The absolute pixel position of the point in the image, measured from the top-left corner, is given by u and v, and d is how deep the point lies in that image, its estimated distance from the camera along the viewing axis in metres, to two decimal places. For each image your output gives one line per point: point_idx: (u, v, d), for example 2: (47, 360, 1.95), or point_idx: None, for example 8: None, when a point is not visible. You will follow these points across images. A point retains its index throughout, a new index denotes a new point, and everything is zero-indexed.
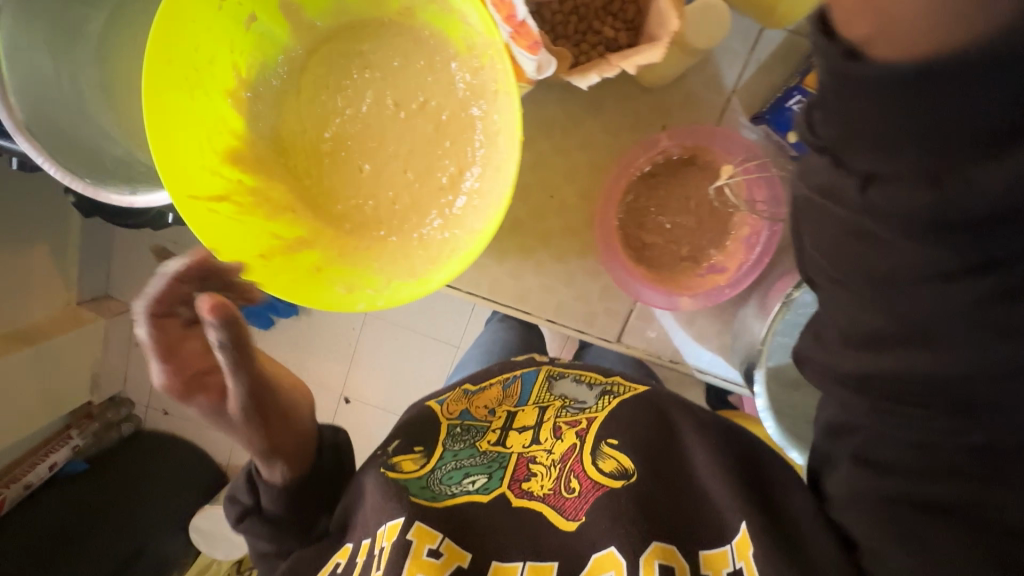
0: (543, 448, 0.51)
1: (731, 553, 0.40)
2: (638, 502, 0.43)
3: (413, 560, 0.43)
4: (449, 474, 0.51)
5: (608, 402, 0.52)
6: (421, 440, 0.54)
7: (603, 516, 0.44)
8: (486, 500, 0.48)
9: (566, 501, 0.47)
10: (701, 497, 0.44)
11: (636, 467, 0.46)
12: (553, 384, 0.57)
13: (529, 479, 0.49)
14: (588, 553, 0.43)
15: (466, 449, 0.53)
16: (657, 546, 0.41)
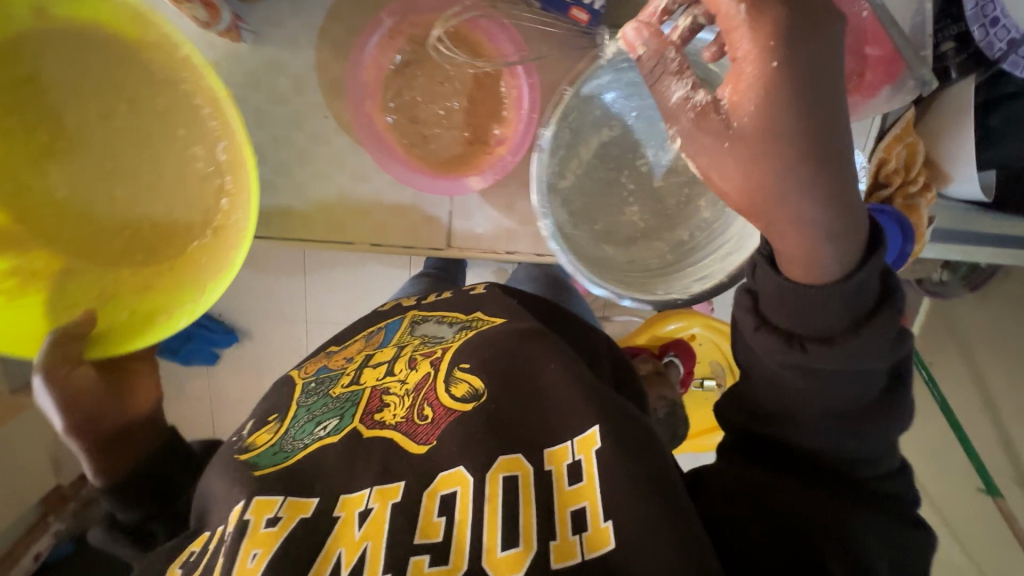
0: (397, 380, 0.58)
1: (572, 447, 0.48)
2: (482, 423, 0.50)
3: (249, 536, 0.45)
4: (302, 430, 0.56)
5: (461, 334, 0.62)
6: (277, 410, 0.60)
7: (450, 439, 0.50)
8: (335, 438, 0.54)
9: (420, 427, 0.53)
10: (533, 399, 0.53)
11: (486, 388, 0.53)
12: (416, 329, 0.66)
13: (382, 411, 0.55)
14: (436, 472, 0.48)
15: (321, 401, 0.59)
16: (501, 461, 0.48)
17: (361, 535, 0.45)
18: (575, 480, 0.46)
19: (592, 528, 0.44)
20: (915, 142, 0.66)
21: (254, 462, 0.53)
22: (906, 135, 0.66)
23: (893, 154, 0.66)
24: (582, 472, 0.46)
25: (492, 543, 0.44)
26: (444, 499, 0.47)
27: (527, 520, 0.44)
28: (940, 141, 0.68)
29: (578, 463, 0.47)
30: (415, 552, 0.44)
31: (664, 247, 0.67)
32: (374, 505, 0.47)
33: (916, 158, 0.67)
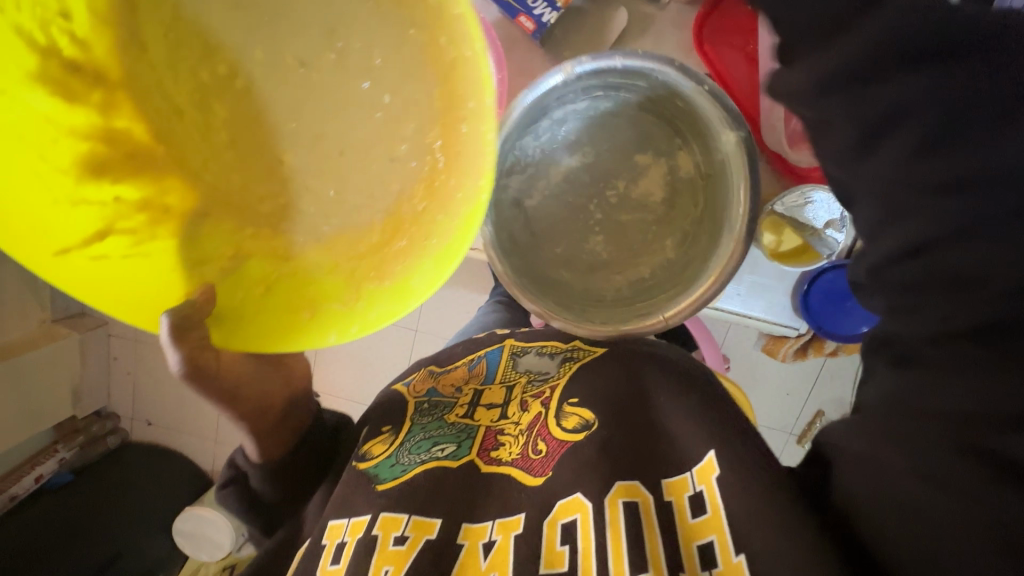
0: (510, 421, 0.65)
1: (692, 478, 0.52)
2: (597, 448, 0.58)
3: (380, 553, 0.52)
4: (417, 446, 0.63)
5: (566, 369, 0.68)
6: (390, 422, 0.66)
7: (564, 470, 0.57)
8: (457, 464, 0.61)
9: (534, 459, 0.60)
10: (644, 431, 0.60)
11: (596, 418, 0.61)
12: (517, 362, 0.72)
13: (497, 449, 0.63)
14: (554, 502, 0.55)
15: (435, 422, 0.66)
16: (617, 488, 0.53)
17: (487, 566, 0.51)
18: (700, 512, 0.49)
19: (725, 564, 0.45)
20: None
21: (374, 474, 0.60)
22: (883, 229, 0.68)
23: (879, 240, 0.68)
24: (706, 503, 0.49)
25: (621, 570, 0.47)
26: (565, 527, 0.52)
27: (654, 547, 0.49)
28: None
29: (699, 493, 0.50)
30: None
31: (622, 282, 0.61)
32: (497, 537, 0.53)
33: None
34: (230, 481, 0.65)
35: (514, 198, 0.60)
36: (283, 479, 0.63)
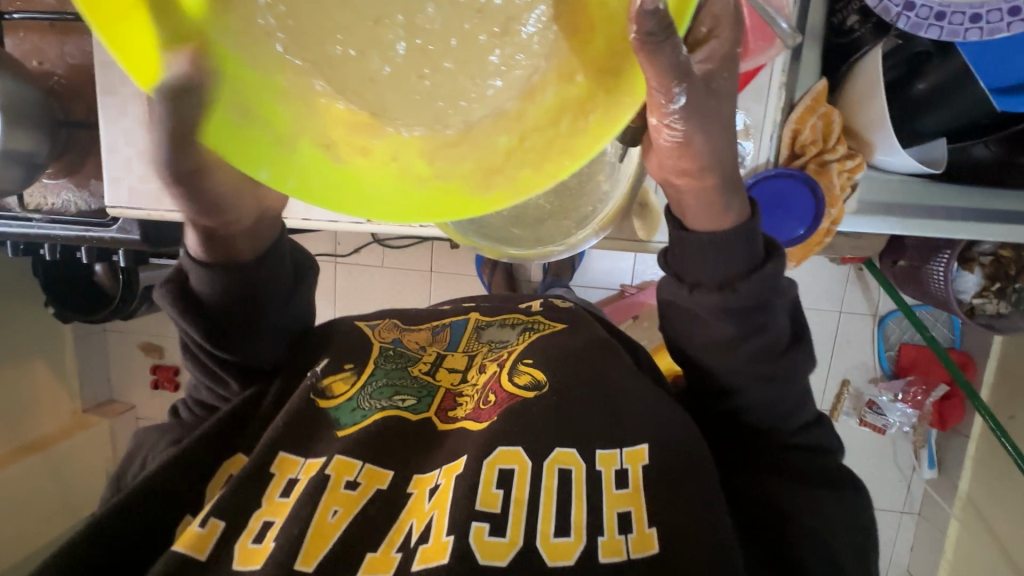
0: (470, 384, 0.68)
1: (621, 456, 0.58)
2: (546, 411, 0.60)
3: (330, 493, 0.54)
4: (377, 391, 0.65)
5: (526, 338, 0.72)
6: (352, 360, 0.67)
7: (510, 422, 0.59)
8: (415, 417, 0.64)
9: (484, 408, 0.63)
10: (597, 392, 0.63)
11: (546, 379, 0.64)
12: (480, 334, 0.76)
13: (454, 408, 0.66)
14: (495, 445, 0.57)
15: (399, 371, 0.68)
16: (556, 453, 0.57)
17: (429, 506, 0.54)
18: (623, 486, 0.56)
19: (637, 532, 0.52)
20: (829, 111, 0.59)
21: (334, 418, 0.62)
22: (817, 105, 0.59)
23: (806, 124, 0.59)
24: (629, 480, 0.56)
25: (546, 528, 0.52)
26: (503, 471, 0.55)
27: (579, 517, 0.53)
28: (857, 112, 0.61)
29: (625, 471, 0.57)
30: (475, 519, 0.51)
31: (572, 225, 0.60)
32: (442, 481, 0.56)
33: (834, 129, 0.60)
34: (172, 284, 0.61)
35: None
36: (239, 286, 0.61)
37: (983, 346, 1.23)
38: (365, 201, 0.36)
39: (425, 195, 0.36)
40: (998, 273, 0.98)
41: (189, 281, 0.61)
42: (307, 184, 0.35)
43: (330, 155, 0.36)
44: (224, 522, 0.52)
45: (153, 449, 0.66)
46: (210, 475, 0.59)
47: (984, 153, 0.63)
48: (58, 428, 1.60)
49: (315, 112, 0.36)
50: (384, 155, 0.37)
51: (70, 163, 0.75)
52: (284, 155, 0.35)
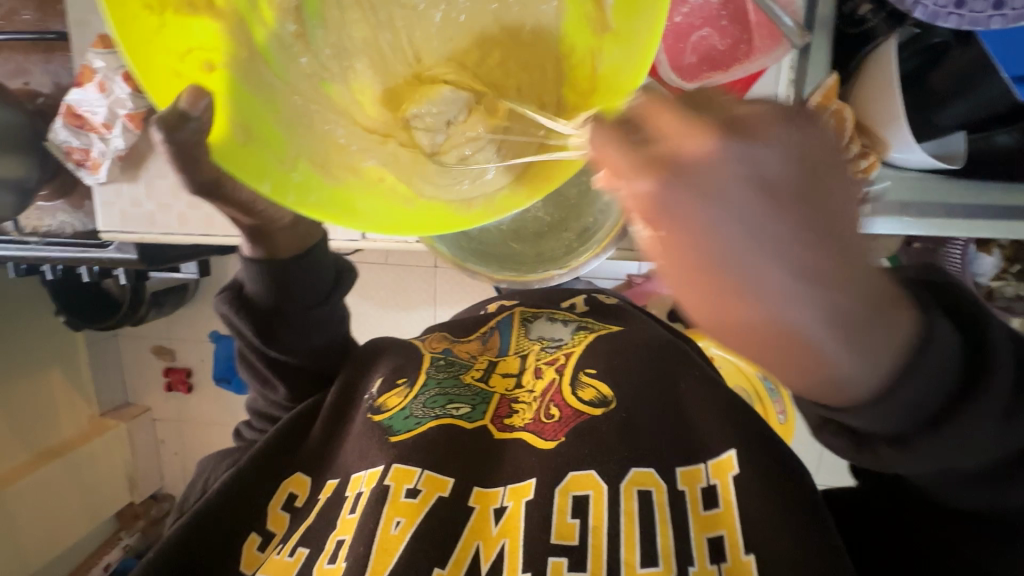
0: (526, 390, 0.64)
1: (707, 471, 0.52)
2: (615, 429, 0.55)
3: (392, 504, 0.52)
4: (430, 400, 0.62)
5: (581, 337, 0.68)
6: (406, 373, 0.65)
7: (578, 445, 0.54)
8: (471, 426, 0.60)
9: (544, 420, 0.59)
10: (666, 401, 0.59)
11: (613, 394, 0.59)
12: (530, 331, 0.72)
13: (511, 416, 0.62)
14: (566, 471, 0.53)
15: (451, 381, 0.65)
16: (634, 474, 0.52)
17: (498, 531, 0.51)
18: (712, 506, 0.50)
19: (732, 560, 0.47)
20: (840, 109, 0.55)
21: (388, 426, 0.59)
22: (830, 102, 0.55)
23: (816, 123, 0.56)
24: (718, 499, 0.50)
25: (631, 557, 0.47)
26: (577, 499, 0.51)
27: (665, 544, 0.48)
28: (871, 104, 0.57)
29: (713, 488, 0.51)
30: (552, 554, 0.47)
31: (572, 237, 0.57)
32: (509, 503, 0.52)
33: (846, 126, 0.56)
34: (226, 290, 0.64)
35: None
36: (278, 292, 0.61)
37: None
38: (361, 218, 0.39)
39: (405, 212, 0.41)
40: (1017, 255, 0.94)
41: (245, 289, 0.63)
42: (304, 200, 0.38)
43: (324, 174, 0.41)
44: (308, 550, 0.51)
45: (214, 473, 0.66)
46: (271, 495, 0.58)
47: (1006, 140, 0.59)
48: (76, 433, 1.63)
49: (338, 154, 0.43)
50: (373, 176, 0.43)
51: (62, 184, 0.74)
52: (284, 173, 0.39)
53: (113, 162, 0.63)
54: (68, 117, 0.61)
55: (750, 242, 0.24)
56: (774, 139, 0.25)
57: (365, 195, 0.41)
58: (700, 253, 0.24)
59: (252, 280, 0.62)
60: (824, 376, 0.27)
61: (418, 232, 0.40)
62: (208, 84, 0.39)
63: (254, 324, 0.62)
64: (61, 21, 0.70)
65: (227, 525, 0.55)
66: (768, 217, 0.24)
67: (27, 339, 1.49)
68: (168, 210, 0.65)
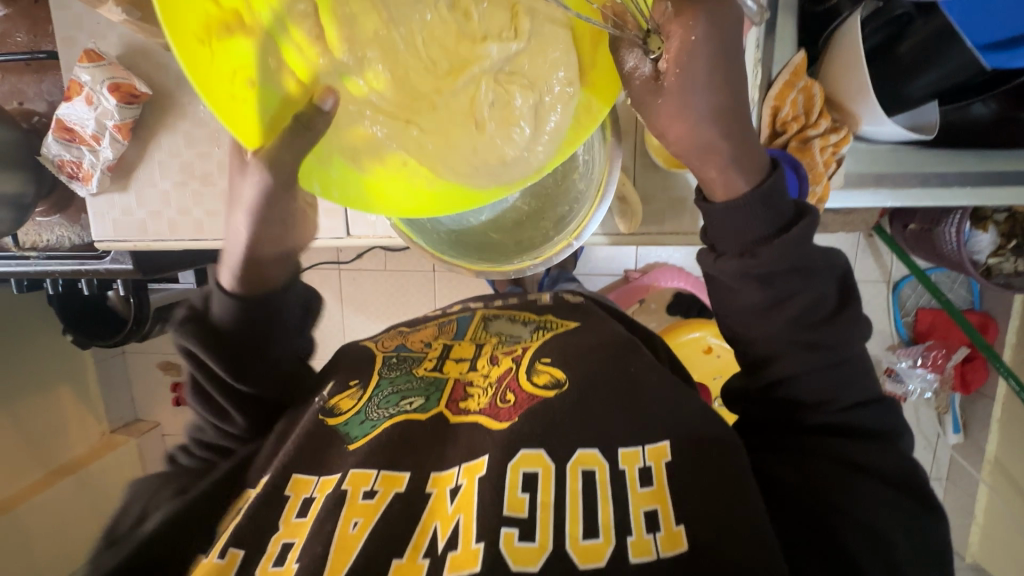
0: (480, 374, 0.66)
1: (644, 453, 0.53)
2: (567, 408, 0.57)
3: (348, 505, 0.52)
4: (385, 400, 0.63)
5: (538, 333, 0.70)
6: (358, 377, 0.67)
7: (531, 423, 0.56)
8: (425, 416, 0.61)
9: (499, 406, 0.60)
10: (619, 381, 0.60)
11: (566, 376, 0.61)
12: (489, 326, 0.74)
13: (466, 399, 0.63)
14: (517, 448, 0.54)
15: (403, 377, 0.66)
16: (579, 454, 0.53)
17: (452, 510, 0.51)
18: (648, 484, 0.51)
19: (665, 530, 0.48)
20: (809, 84, 0.56)
21: (345, 433, 0.60)
22: (797, 78, 0.57)
23: (786, 100, 0.57)
24: (654, 478, 0.51)
25: (574, 531, 0.48)
26: (527, 475, 0.52)
27: (606, 516, 0.49)
28: (841, 80, 0.58)
29: (648, 468, 0.52)
30: (505, 524, 0.48)
31: (550, 226, 0.58)
32: (462, 482, 0.53)
33: (815, 103, 0.57)
34: (190, 318, 0.61)
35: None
36: (252, 312, 0.60)
37: (1002, 304, 1.19)
38: (391, 206, 0.49)
39: (422, 185, 0.50)
40: (1014, 231, 0.92)
41: (207, 315, 0.60)
42: (345, 194, 0.48)
43: (354, 163, 0.48)
44: (244, 550, 0.50)
45: (130, 503, 0.58)
46: (217, 514, 0.55)
47: (982, 111, 0.60)
48: (87, 450, 1.65)
49: (366, 134, 0.48)
50: (394, 163, 0.50)
51: (59, 200, 0.76)
52: (326, 170, 0.47)
53: (104, 172, 0.65)
54: (58, 130, 0.62)
55: (715, 96, 0.43)
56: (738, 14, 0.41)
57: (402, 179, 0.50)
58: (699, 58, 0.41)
59: (221, 295, 0.59)
60: (723, 179, 0.47)
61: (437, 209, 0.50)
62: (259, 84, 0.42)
63: (221, 359, 0.60)
64: (51, 41, 0.72)
65: (180, 547, 0.52)
66: (713, 58, 0.41)
67: (37, 359, 1.52)
68: (158, 217, 0.67)
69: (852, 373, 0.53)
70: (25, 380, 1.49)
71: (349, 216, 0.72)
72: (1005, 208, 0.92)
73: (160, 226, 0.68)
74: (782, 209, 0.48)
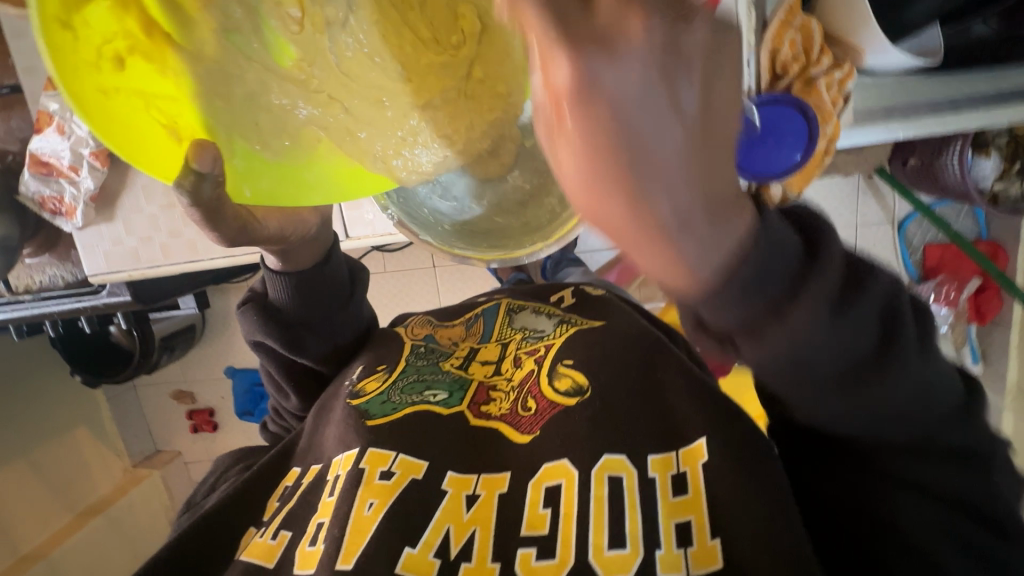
0: (503, 377, 0.63)
1: (677, 458, 0.51)
2: (590, 418, 0.55)
3: (365, 486, 0.52)
4: (408, 386, 0.62)
5: (562, 329, 0.67)
6: (385, 360, 0.66)
7: (552, 435, 0.55)
8: (446, 410, 0.59)
9: (521, 416, 0.58)
10: (643, 381, 0.59)
11: (589, 384, 0.58)
12: (513, 319, 0.72)
13: (487, 403, 0.61)
14: (539, 464, 0.53)
15: (430, 367, 0.65)
16: (605, 460, 0.51)
17: (469, 518, 0.50)
18: (682, 492, 0.49)
19: (699, 544, 0.46)
20: (806, 21, 0.54)
21: (365, 410, 0.59)
22: (793, 17, 0.54)
23: (784, 41, 0.54)
24: (688, 485, 0.50)
25: (599, 540, 0.47)
26: (550, 490, 0.51)
27: (634, 528, 0.47)
28: (838, 14, 0.56)
29: (683, 474, 0.50)
30: (521, 545, 0.48)
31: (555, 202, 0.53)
32: (481, 492, 0.52)
33: (816, 40, 0.54)
34: (252, 301, 0.63)
35: (435, 191, 0.56)
36: (310, 296, 0.62)
37: (1010, 230, 1.17)
38: (313, 190, 0.47)
39: (353, 171, 0.49)
40: (1017, 153, 0.90)
41: (266, 300, 0.63)
42: (259, 189, 0.44)
43: (263, 151, 0.44)
44: (291, 532, 0.52)
45: (225, 475, 0.67)
46: (269, 490, 0.59)
47: (983, 30, 0.59)
48: (112, 490, 1.64)
49: (295, 124, 0.45)
50: (312, 139, 0.46)
51: (46, 239, 0.74)
52: (229, 164, 0.43)
53: (88, 205, 0.62)
54: (34, 165, 0.60)
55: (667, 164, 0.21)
56: (704, 27, 0.20)
57: (316, 173, 0.47)
58: (603, 134, 0.20)
59: (277, 283, 0.62)
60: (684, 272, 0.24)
61: (356, 193, 0.50)
62: (189, 125, 0.40)
63: (283, 338, 0.63)
64: (13, 75, 0.70)
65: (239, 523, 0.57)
66: (634, 109, 0.20)
67: (49, 405, 1.51)
68: (151, 243, 0.65)
69: (927, 408, 0.35)
70: (41, 427, 1.48)
71: (346, 218, 0.70)
72: (1005, 132, 0.90)
73: (152, 252, 0.66)
74: (777, 264, 0.28)
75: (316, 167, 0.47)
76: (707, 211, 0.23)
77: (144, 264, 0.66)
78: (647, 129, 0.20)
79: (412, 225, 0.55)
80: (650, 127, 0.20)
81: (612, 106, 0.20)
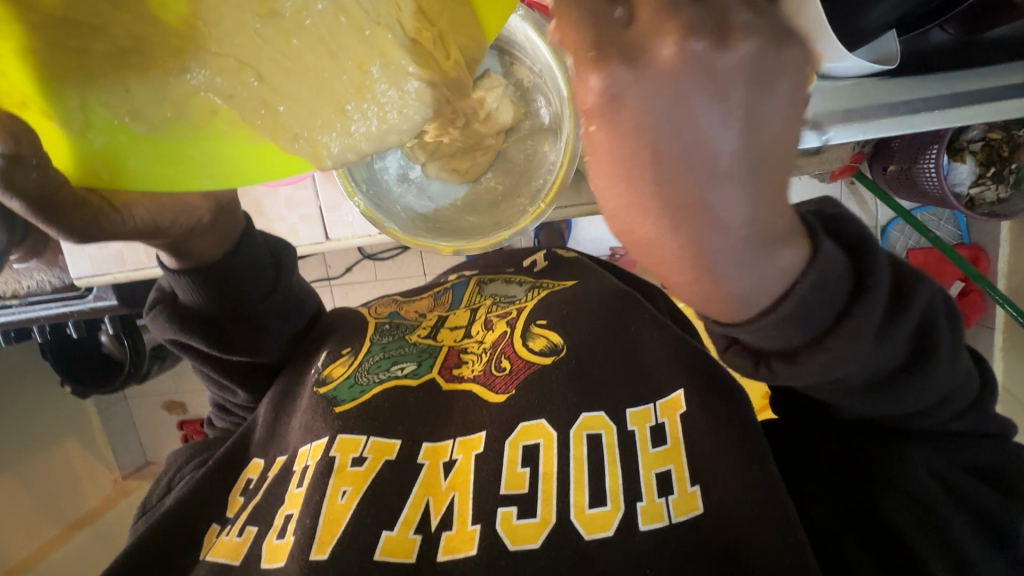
0: (474, 340, 0.65)
1: (656, 411, 0.52)
2: (566, 375, 0.56)
3: (337, 474, 0.53)
4: (375, 365, 0.63)
5: (533, 294, 0.69)
6: (350, 344, 0.66)
7: (530, 393, 0.55)
8: (416, 382, 0.61)
9: (497, 376, 0.59)
10: (617, 342, 0.60)
11: (563, 341, 0.59)
12: (483, 289, 0.74)
13: (460, 366, 0.62)
14: (517, 423, 0.53)
15: (396, 342, 0.67)
16: (584, 419, 0.52)
17: (447, 485, 0.52)
18: (660, 443, 0.50)
19: (681, 492, 0.47)
20: None
21: (333, 397, 0.60)
22: None
23: None
24: (667, 435, 0.51)
25: (580, 500, 0.48)
26: (528, 448, 0.51)
27: (614, 484, 0.48)
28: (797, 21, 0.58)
29: (662, 425, 0.51)
30: (502, 504, 0.49)
31: (527, 201, 0.56)
32: (458, 456, 0.53)
33: None
34: (162, 304, 0.63)
35: (410, 191, 0.58)
36: (212, 294, 0.61)
37: (990, 234, 1.19)
38: (203, 171, 0.41)
39: (258, 149, 0.41)
40: (991, 158, 0.93)
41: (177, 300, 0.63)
42: (123, 167, 0.39)
43: (132, 124, 0.39)
44: (257, 527, 0.54)
45: (180, 473, 0.68)
46: (229, 484, 0.60)
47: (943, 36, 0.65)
48: (101, 499, 1.64)
49: (181, 93, 0.39)
50: (207, 110, 0.40)
51: (35, 244, 0.74)
52: (84, 138, 0.38)
53: None
54: None
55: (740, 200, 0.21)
56: (755, 42, 0.20)
57: (201, 152, 0.41)
58: (639, 166, 0.20)
59: (178, 284, 0.61)
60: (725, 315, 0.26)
61: (252, 179, 0.42)
62: (15, 88, 0.35)
63: (205, 335, 0.62)
64: None
65: (197, 527, 0.57)
66: (683, 129, 0.20)
67: (39, 415, 1.51)
68: (134, 246, 0.67)
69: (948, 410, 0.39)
70: (31, 438, 1.48)
71: (326, 220, 0.72)
72: (980, 136, 0.92)
73: (137, 255, 0.67)
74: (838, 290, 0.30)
75: (203, 150, 0.41)
76: (746, 220, 0.22)
77: (129, 265, 0.68)
78: (714, 176, 0.20)
79: (379, 210, 0.55)
80: (727, 172, 0.21)
81: (660, 126, 0.20)
